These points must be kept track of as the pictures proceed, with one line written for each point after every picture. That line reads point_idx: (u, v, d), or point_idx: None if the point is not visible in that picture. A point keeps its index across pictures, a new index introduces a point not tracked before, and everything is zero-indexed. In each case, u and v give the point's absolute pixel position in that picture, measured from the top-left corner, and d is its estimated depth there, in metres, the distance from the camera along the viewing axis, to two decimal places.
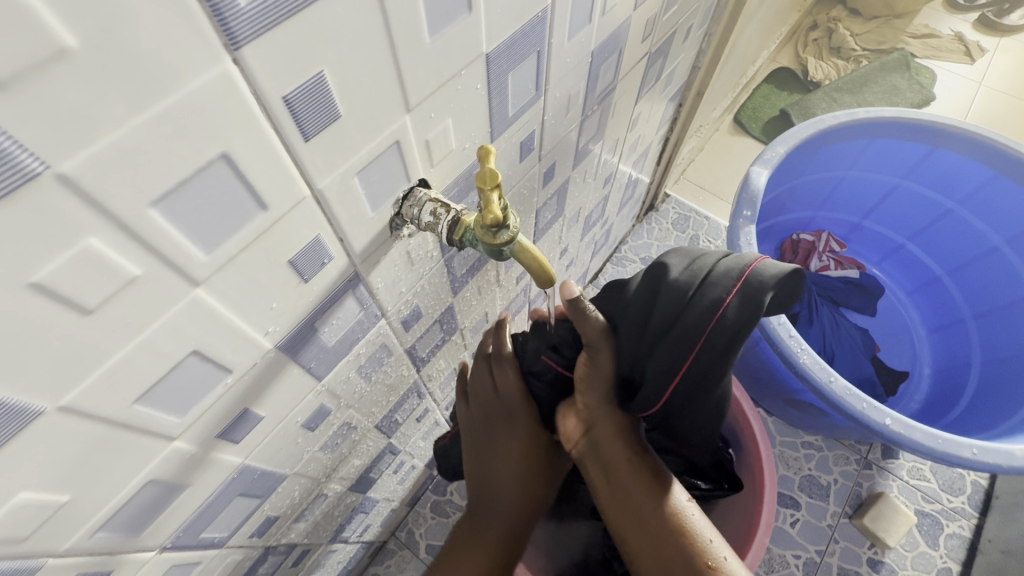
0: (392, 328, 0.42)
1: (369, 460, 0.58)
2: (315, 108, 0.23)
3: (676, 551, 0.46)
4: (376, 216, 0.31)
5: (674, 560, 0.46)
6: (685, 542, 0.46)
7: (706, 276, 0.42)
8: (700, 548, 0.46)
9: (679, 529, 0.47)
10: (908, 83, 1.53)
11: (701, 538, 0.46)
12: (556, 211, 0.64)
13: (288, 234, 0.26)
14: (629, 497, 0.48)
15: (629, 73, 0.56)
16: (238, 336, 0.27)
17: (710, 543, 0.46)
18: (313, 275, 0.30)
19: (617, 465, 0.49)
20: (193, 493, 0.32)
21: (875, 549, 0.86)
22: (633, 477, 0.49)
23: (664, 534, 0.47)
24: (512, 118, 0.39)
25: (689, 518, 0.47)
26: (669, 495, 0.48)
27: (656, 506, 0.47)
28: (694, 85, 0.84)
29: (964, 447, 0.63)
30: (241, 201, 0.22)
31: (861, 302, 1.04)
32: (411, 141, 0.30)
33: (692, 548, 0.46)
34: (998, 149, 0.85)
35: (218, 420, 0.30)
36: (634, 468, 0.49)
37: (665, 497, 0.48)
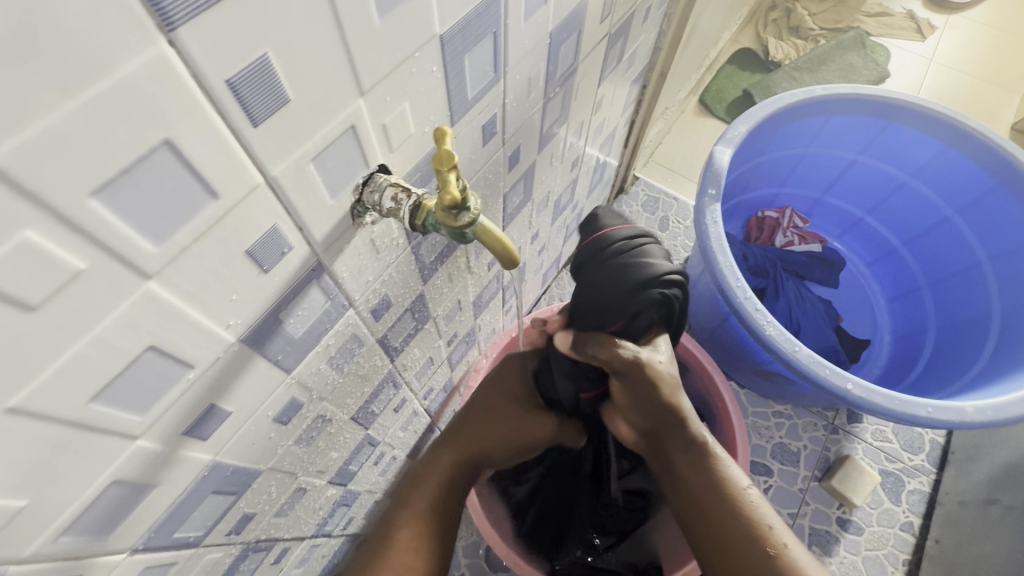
0: (361, 318, 0.42)
1: (348, 452, 0.58)
2: (261, 92, 0.22)
3: (735, 539, 0.48)
4: (335, 203, 0.31)
5: (735, 552, 0.47)
6: (744, 529, 0.48)
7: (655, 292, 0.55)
8: (761, 536, 0.47)
9: (740, 518, 0.48)
10: (864, 61, 1.57)
11: (763, 527, 0.48)
12: (524, 196, 0.64)
13: (242, 223, 0.25)
14: (692, 492, 0.51)
15: (590, 55, 0.56)
16: (196, 330, 0.27)
17: (770, 531, 0.47)
18: (272, 265, 0.29)
19: (676, 457, 0.53)
20: (163, 492, 0.32)
21: (843, 509, 0.91)
22: (689, 468, 0.52)
23: (722, 523, 0.49)
24: (471, 101, 0.39)
25: (749, 507, 0.49)
26: (727, 485, 0.50)
27: (716, 495, 0.50)
28: (657, 66, 0.84)
29: (920, 407, 0.66)
30: (192, 190, 0.22)
31: (825, 274, 1.08)
32: (367, 125, 0.30)
33: (752, 536, 0.47)
34: (946, 121, 0.88)
35: (184, 415, 0.29)
36: (695, 460, 0.52)
37: (722, 482, 0.50)
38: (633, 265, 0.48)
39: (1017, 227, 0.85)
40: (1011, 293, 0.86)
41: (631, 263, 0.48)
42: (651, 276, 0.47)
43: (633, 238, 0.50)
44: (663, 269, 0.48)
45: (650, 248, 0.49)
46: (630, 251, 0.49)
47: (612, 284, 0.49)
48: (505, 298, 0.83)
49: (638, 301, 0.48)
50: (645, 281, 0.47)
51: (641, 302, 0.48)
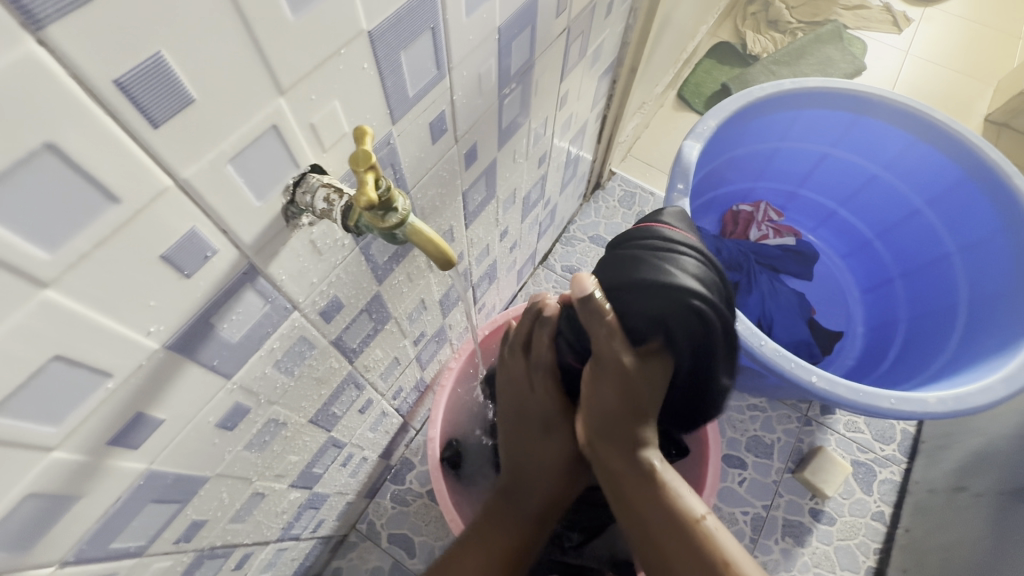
0: (309, 320, 0.42)
1: (310, 455, 0.58)
2: (157, 91, 0.21)
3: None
4: (263, 205, 0.30)
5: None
6: (696, 561, 0.46)
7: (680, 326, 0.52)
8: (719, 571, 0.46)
9: (698, 552, 0.47)
10: (841, 54, 1.57)
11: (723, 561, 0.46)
12: (488, 193, 0.63)
13: (153, 228, 0.25)
14: (641, 521, 0.50)
15: (548, 50, 0.55)
16: (109, 338, 0.26)
17: (728, 568, 0.46)
18: (195, 270, 0.28)
19: (625, 486, 0.51)
20: (92, 502, 0.31)
21: (816, 500, 0.91)
22: (641, 496, 0.50)
23: (676, 555, 0.47)
24: (413, 99, 0.38)
25: (707, 539, 0.47)
26: (682, 514, 0.48)
27: (670, 524, 0.48)
28: (626, 60, 0.84)
29: (883, 399, 0.67)
30: (86, 195, 0.21)
31: (800, 268, 1.09)
32: (292, 125, 0.29)
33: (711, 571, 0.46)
34: (914, 114, 0.89)
35: (107, 425, 0.29)
36: (647, 486, 0.50)
37: (676, 511, 0.49)
38: (669, 263, 0.49)
39: (983, 217, 0.86)
40: (978, 284, 0.86)
41: (666, 262, 0.49)
42: (675, 284, 0.48)
43: (687, 246, 0.51)
44: (689, 286, 0.48)
45: (696, 265, 0.50)
46: (677, 253, 0.50)
47: (639, 267, 0.50)
48: (476, 296, 0.82)
49: (650, 296, 0.49)
50: (668, 284, 0.48)
51: (652, 299, 0.49)
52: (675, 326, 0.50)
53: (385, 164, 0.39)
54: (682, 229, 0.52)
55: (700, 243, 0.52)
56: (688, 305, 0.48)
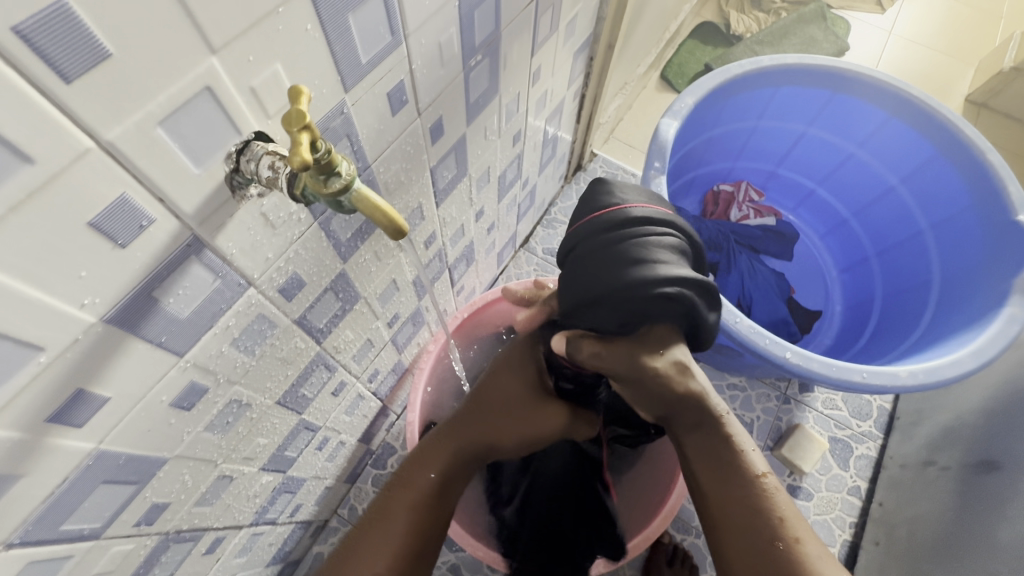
0: (267, 297, 0.41)
1: (281, 438, 0.57)
2: (65, 42, 0.20)
3: (744, 531, 0.46)
4: (203, 172, 0.29)
5: (742, 536, 0.46)
6: (752, 514, 0.46)
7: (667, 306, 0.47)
8: (773, 527, 0.45)
9: (754, 509, 0.46)
10: (824, 34, 1.56)
11: (776, 518, 0.45)
12: (458, 171, 0.62)
13: (76, 193, 0.24)
14: (698, 478, 0.49)
15: (516, 21, 0.54)
16: (36, 309, 0.25)
17: (783, 524, 0.45)
18: (130, 240, 0.27)
19: (686, 443, 0.50)
20: (34, 482, 0.30)
21: (794, 476, 0.93)
22: (702, 458, 0.49)
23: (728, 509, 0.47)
24: (366, 66, 0.37)
25: (766, 494, 0.47)
26: (742, 469, 0.48)
27: (732, 476, 0.48)
28: (602, 37, 0.83)
29: (855, 373, 0.67)
30: None
31: (779, 248, 1.10)
32: (229, 88, 0.28)
33: (764, 528, 0.45)
34: (890, 90, 0.89)
35: (45, 401, 0.28)
36: (709, 441, 0.49)
37: (735, 465, 0.48)
38: (623, 262, 0.44)
39: (956, 194, 0.86)
40: (951, 260, 0.87)
41: (619, 262, 0.44)
42: (631, 286, 0.43)
43: (639, 232, 0.45)
44: (662, 279, 0.43)
45: (653, 251, 0.44)
46: (627, 245, 0.44)
47: (592, 278, 0.46)
48: (453, 277, 0.81)
49: (611, 305, 0.45)
50: (624, 287, 0.43)
51: (615, 306, 0.45)
52: (652, 319, 0.45)
53: (339, 136, 0.38)
54: (629, 209, 0.46)
55: (648, 218, 0.45)
56: (654, 302, 0.43)
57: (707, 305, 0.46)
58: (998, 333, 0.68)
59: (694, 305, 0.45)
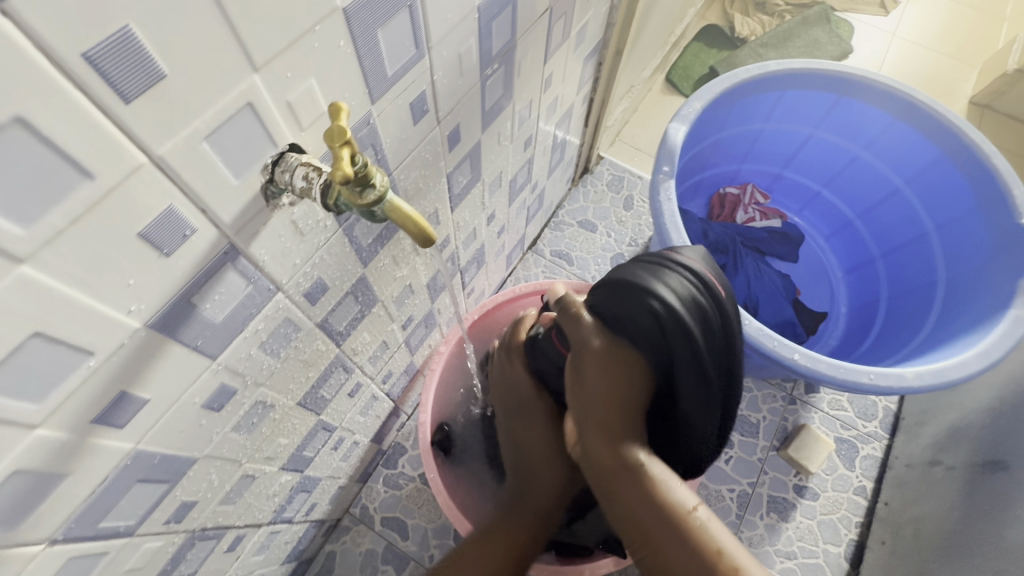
0: (293, 302, 0.42)
1: (300, 438, 0.58)
2: (126, 65, 0.21)
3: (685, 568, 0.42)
4: (242, 183, 0.30)
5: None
6: (691, 554, 0.42)
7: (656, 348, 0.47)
8: (710, 563, 0.41)
9: (689, 543, 0.42)
10: (828, 36, 1.57)
11: (713, 552, 0.42)
12: (472, 176, 0.63)
13: (129, 205, 0.25)
14: (624, 509, 0.45)
15: (531, 30, 0.55)
16: (89, 315, 0.26)
17: (720, 557, 0.42)
18: (174, 248, 0.29)
19: (610, 473, 0.46)
20: (78, 481, 0.31)
21: (800, 476, 0.94)
22: (630, 490, 0.45)
23: (670, 549, 0.43)
24: (392, 79, 0.38)
25: (697, 531, 0.43)
26: (671, 507, 0.44)
27: (660, 506, 0.44)
28: (611, 43, 0.84)
29: (862, 373, 0.68)
30: (59, 170, 0.21)
31: (785, 249, 1.11)
32: (268, 103, 0.29)
33: (703, 564, 0.41)
34: (895, 94, 0.89)
35: (91, 403, 0.29)
36: (633, 481, 0.45)
37: (663, 500, 0.44)
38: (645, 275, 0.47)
39: (961, 196, 0.87)
40: (956, 262, 0.88)
41: (641, 271, 0.47)
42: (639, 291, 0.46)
43: (677, 264, 0.47)
44: (659, 303, 0.45)
45: (672, 281, 0.45)
46: (658, 265, 0.47)
47: (614, 275, 0.50)
48: (464, 279, 0.83)
49: (616, 300, 0.48)
50: (631, 291, 0.46)
51: (617, 302, 0.48)
52: (635, 336, 0.47)
53: (365, 145, 0.39)
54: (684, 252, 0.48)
55: (691, 266, 0.46)
56: (642, 316, 0.46)
57: (692, 364, 0.45)
58: (1004, 334, 0.69)
59: (676, 349, 0.45)
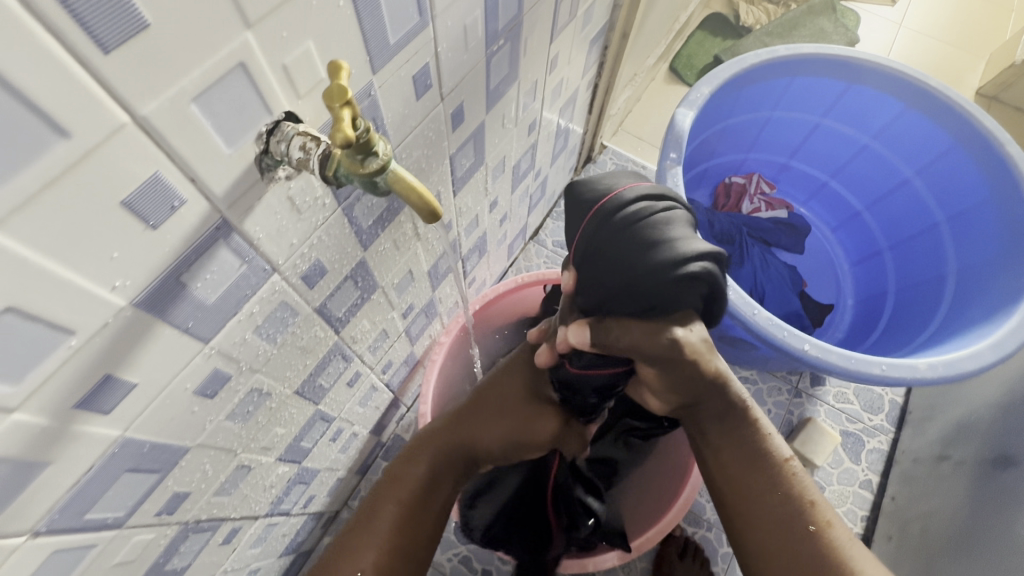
0: (291, 285, 0.40)
1: (297, 428, 0.57)
2: (104, 10, 0.19)
3: (779, 514, 0.46)
4: (234, 153, 0.28)
5: (777, 533, 0.45)
6: (786, 503, 0.46)
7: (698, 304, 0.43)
8: (801, 511, 0.45)
9: (782, 491, 0.46)
10: (835, 26, 1.55)
11: (806, 502, 0.46)
12: (476, 159, 0.61)
13: (109, 171, 0.23)
14: (719, 460, 0.49)
15: (537, 5, 0.53)
16: (69, 291, 0.24)
17: (813, 506, 0.46)
18: (162, 221, 0.27)
19: (709, 430, 0.49)
20: (61, 469, 0.30)
21: (805, 469, 0.92)
22: (728, 444, 0.48)
23: (764, 504, 0.46)
24: (394, 48, 0.36)
25: (791, 480, 0.46)
26: (769, 458, 0.47)
27: (754, 458, 0.47)
28: (618, 26, 0.82)
29: (874, 365, 0.67)
30: (31, 127, 0.19)
31: (791, 240, 1.09)
32: (262, 64, 0.27)
33: (795, 512, 0.45)
34: (907, 81, 0.87)
35: (73, 387, 0.27)
36: (736, 440, 0.48)
37: (763, 458, 0.47)
38: (638, 245, 0.40)
39: (974, 186, 0.85)
40: (967, 253, 0.87)
41: (636, 245, 0.40)
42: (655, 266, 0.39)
43: (646, 216, 0.41)
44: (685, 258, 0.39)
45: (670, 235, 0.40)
46: (637, 228, 0.41)
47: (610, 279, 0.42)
48: (465, 267, 0.81)
49: (633, 293, 0.41)
50: (652, 275, 0.39)
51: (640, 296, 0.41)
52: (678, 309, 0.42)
53: (366, 118, 0.37)
54: (630, 190, 0.42)
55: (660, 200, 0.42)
56: (679, 291, 0.40)
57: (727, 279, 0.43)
58: (1018, 326, 0.68)
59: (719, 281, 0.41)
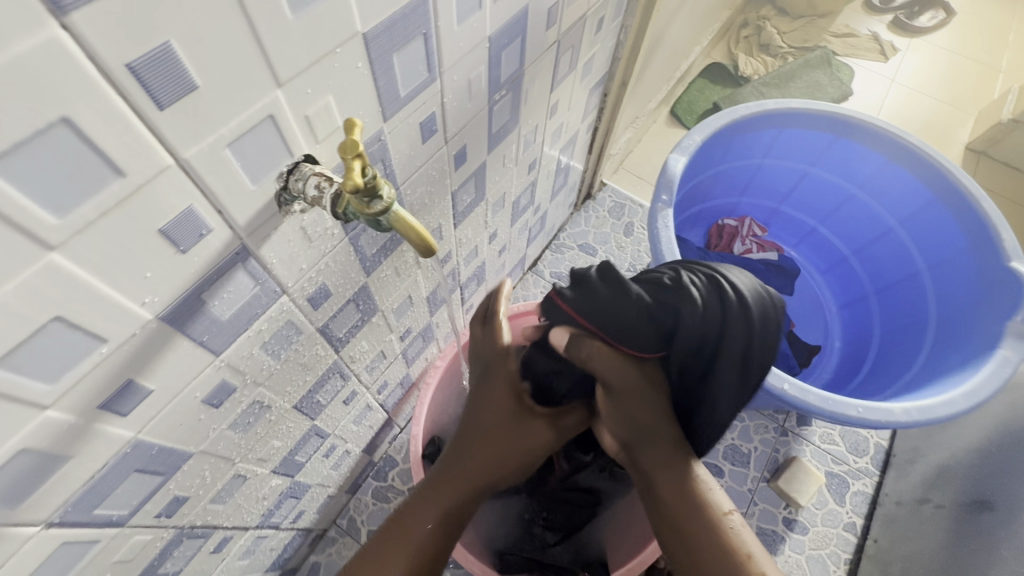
0: (297, 305, 0.43)
1: (293, 442, 0.59)
2: (164, 76, 0.24)
3: (715, 561, 0.49)
4: (258, 188, 0.32)
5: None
6: (722, 549, 0.49)
7: (708, 344, 0.53)
8: (738, 561, 0.48)
9: (718, 538, 0.50)
10: (829, 79, 1.62)
11: (742, 551, 0.49)
12: (476, 195, 0.66)
13: (153, 204, 0.27)
14: (661, 505, 0.52)
15: (539, 60, 0.58)
16: (108, 304, 0.28)
17: (750, 560, 0.49)
18: (190, 246, 0.30)
19: (655, 472, 0.53)
20: (79, 465, 0.33)
21: (790, 509, 0.93)
22: (670, 487, 0.52)
23: (703, 546, 0.50)
24: (404, 99, 0.40)
25: (731, 532, 0.50)
26: (710, 507, 0.51)
27: (693, 506, 0.51)
28: (617, 76, 0.87)
29: (850, 407, 0.69)
30: (95, 168, 0.23)
31: (780, 282, 1.13)
32: (287, 116, 0.31)
33: (731, 560, 0.49)
34: (890, 136, 0.92)
35: (99, 389, 0.30)
36: (681, 487, 0.52)
37: (702, 505, 0.51)
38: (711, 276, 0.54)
39: (952, 237, 0.90)
40: (946, 301, 0.90)
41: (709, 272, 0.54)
42: (707, 284, 0.53)
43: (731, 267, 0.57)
44: (729, 297, 0.52)
45: (735, 277, 0.54)
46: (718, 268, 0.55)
47: (668, 269, 0.57)
48: (464, 295, 0.85)
49: (672, 291, 0.53)
50: (699, 287, 0.53)
51: (677, 296, 0.53)
52: (689, 322, 0.52)
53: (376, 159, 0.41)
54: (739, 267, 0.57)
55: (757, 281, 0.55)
56: (699, 296, 0.52)
57: (740, 351, 0.53)
58: (990, 375, 0.70)
59: (732, 336, 0.52)
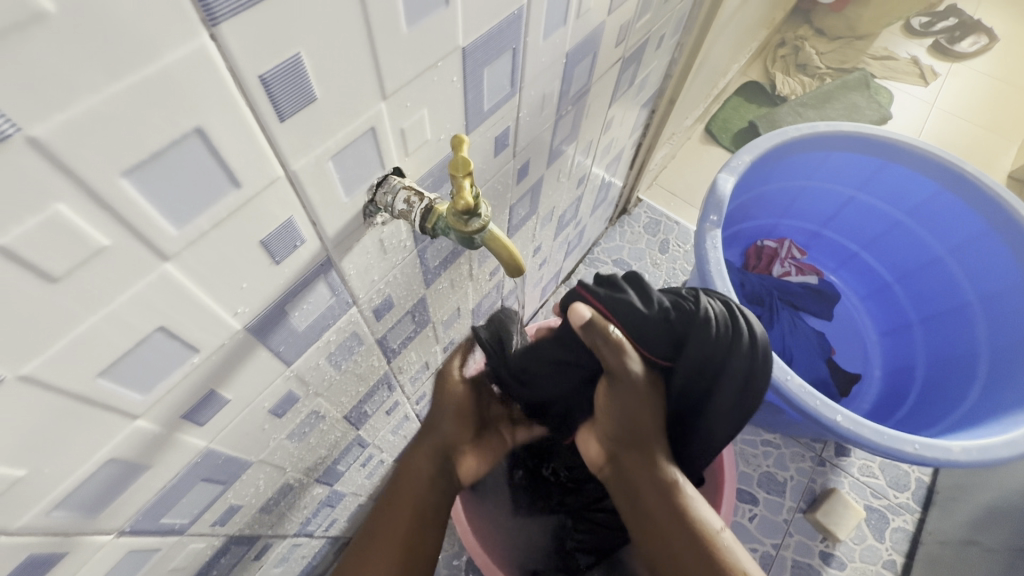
0: (363, 316, 0.43)
1: (337, 452, 0.58)
2: (290, 88, 0.23)
3: None
4: (349, 201, 0.32)
5: None
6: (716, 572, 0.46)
7: (711, 366, 0.52)
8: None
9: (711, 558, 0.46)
10: (867, 102, 1.60)
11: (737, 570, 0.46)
12: (530, 209, 0.65)
13: (259, 214, 0.26)
14: (650, 521, 0.50)
15: (603, 76, 0.57)
16: (205, 315, 0.27)
17: None
18: (284, 257, 0.30)
19: (643, 487, 0.51)
20: (155, 474, 0.32)
21: (827, 542, 0.90)
22: (659, 502, 0.50)
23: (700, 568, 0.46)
24: (487, 112, 0.40)
25: (722, 551, 0.47)
26: (703, 526, 0.48)
27: (684, 524, 0.48)
28: (666, 93, 0.87)
29: (907, 443, 0.67)
30: (215, 178, 0.23)
31: (819, 306, 1.11)
32: (386, 128, 0.31)
33: None
34: (943, 164, 0.90)
35: (185, 398, 0.30)
36: (670, 502, 0.50)
37: (693, 524, 0.48)
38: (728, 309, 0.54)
39: (1005, 269, 0.87)
40: (997, 334, 0.87)
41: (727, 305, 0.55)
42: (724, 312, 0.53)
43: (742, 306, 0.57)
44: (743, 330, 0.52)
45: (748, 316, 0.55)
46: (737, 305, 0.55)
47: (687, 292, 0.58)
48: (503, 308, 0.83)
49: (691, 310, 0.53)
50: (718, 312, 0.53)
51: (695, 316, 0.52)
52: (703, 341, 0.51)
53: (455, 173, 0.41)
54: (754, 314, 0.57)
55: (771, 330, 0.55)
56: (714, 318, 0.52)
57: (739, 383, 0.52)
58: None
59: (737, 364, 0.51)
